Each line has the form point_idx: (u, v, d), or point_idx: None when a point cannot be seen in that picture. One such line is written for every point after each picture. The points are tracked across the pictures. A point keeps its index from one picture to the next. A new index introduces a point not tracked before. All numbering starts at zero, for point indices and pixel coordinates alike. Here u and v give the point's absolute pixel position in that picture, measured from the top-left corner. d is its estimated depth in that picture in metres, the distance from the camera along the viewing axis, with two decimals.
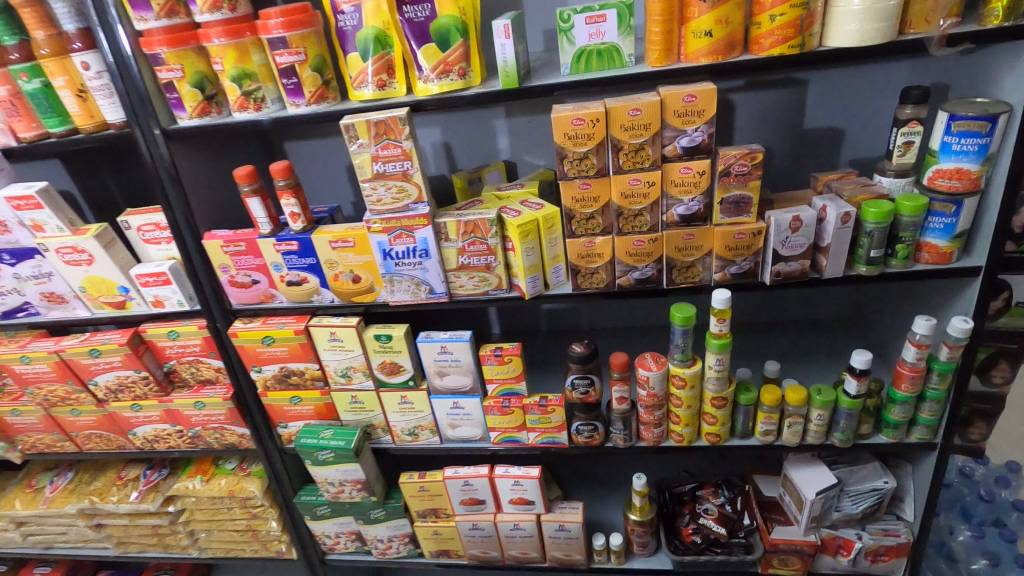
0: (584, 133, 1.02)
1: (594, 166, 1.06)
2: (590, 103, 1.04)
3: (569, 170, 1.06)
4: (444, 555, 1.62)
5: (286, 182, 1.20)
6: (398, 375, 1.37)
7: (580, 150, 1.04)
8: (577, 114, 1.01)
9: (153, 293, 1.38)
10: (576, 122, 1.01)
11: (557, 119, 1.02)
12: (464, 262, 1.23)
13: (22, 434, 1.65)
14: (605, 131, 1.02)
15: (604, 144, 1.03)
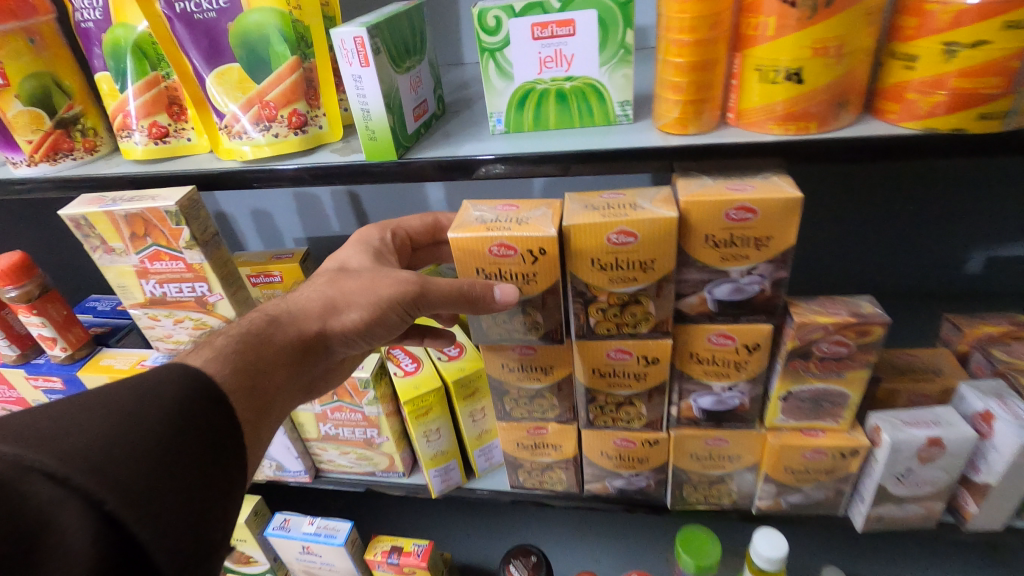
0: (515, 271, 0.50)
1: (539, 326, 0.54)
2: (532, 208, 0.52)
3: (488, 329, 0.55)
4: None
5: (18, 292, 0.68)
6: (248, 565, 0.88)
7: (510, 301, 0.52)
8: (498, 237, 0.48)
9: None
10: (496, 251, 0.49)
11: (456, 243, 0.49)
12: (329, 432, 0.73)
13: None
14: (557, 272, 0.50)
15: (558, 292, 0.51)
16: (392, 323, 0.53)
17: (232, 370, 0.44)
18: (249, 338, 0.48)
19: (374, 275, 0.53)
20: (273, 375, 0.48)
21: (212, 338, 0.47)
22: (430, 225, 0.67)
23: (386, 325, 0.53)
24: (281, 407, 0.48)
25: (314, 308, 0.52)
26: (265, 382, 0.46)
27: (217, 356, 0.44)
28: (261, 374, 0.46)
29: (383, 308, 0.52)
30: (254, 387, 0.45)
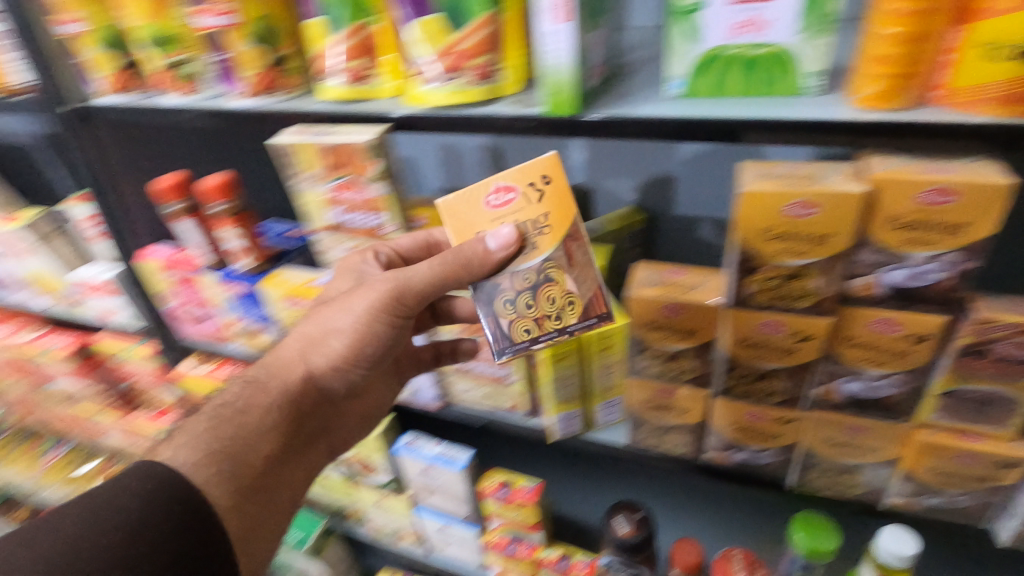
0: (534, 221, 0.59)
1: (567, 297, 0.60)
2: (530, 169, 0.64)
3: (516, 320, 0.60)
4: None
5: (225, 206, 0.80)
6: (373, 474, 0.99)
7: (529, 266, 0.59)
8: (495, 184, 0.59)
9: (98, 304, 1.09)
10: (498, 200, 0.60)
11: (462, 198, 0.60)
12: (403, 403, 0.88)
13: (11, 408, 1.50)
14: (564, 197, 0.59)
15: (575, 236, 0.60)
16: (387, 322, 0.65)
17: (202, 451, 0.58)
18: (226, 411, 0.62)
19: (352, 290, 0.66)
20: (251, 440, 0.61)
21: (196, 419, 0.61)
22: (420, 241, 0.69)
23: (370, 342, 0.66)
24: (269, 462, 0.62)
25: (294, 358, 0.67)
26: (242, 451, 0.60)
27: (192, 439, 0.58)
28: (236, 443, 0.60)
29: (360, 326, 0.65)
30: (234, 456, 0.59)
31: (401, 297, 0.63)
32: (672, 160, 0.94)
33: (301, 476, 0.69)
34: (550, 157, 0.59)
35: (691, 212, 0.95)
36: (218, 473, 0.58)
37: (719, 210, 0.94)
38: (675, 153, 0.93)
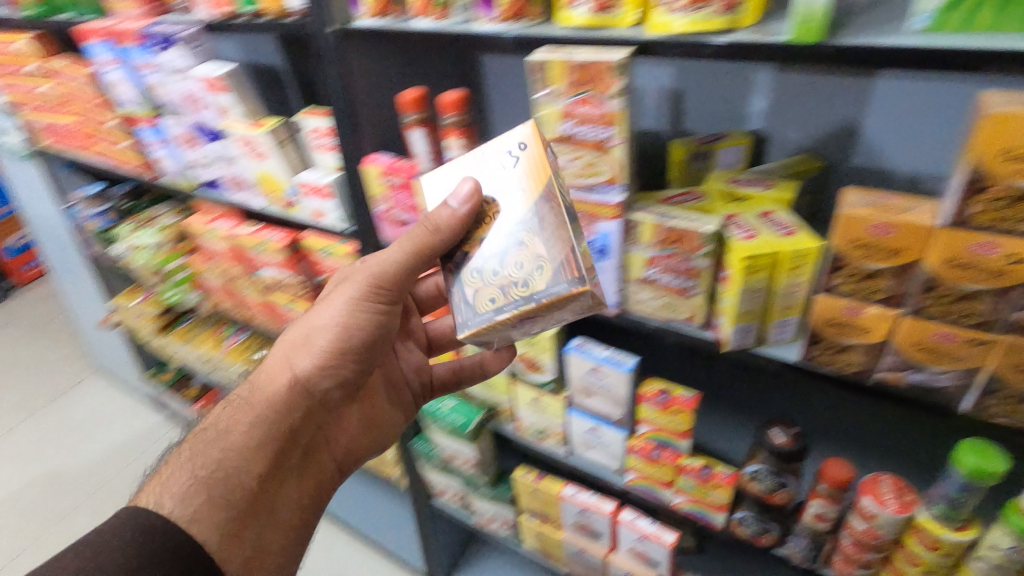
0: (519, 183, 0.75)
1: (536, 259, 0.71)
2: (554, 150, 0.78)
3: (485, 286, 0.75)
4: (542, 555, 1.47)
5: (455, 119, 0.94)
6: (536, 373, 1.13)
7: (499, 234, 0.75)
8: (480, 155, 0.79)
9: (314, 204, 1.29)
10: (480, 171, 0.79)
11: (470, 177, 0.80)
12: (406, 416, 1.12)
13: (212, 294, 1.78)
14: (537, 160, 0.74)
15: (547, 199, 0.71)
16: (367, 311, 0.90)
17: (195, 480, 0.74)
18: (219, 438, 0.79)
19: (332, 294, 0.92)
20: (240, 463, 0.78)
21: (192, 447, 0.78)
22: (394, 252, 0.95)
23: (347, 335, 0.90)
24: (259, 480, 0.79)
25: (281, 377, 0.86)
26: (231, 477, 0.76)
27: (188, 469, 0.75)
28: (225, 472, 0.76)
29: (338, 323, 0.89)
30: (225, 482, 0.76)
31: (379, 281, 0.88)
32: (867, 104, 0.96)
33: (295, 486, 0.86)
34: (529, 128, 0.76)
35: (872, 163, 0.98)
36: (208, 496, 0.73)
37: (906, 159, 0.95)
38: (872, 94, 0.95)
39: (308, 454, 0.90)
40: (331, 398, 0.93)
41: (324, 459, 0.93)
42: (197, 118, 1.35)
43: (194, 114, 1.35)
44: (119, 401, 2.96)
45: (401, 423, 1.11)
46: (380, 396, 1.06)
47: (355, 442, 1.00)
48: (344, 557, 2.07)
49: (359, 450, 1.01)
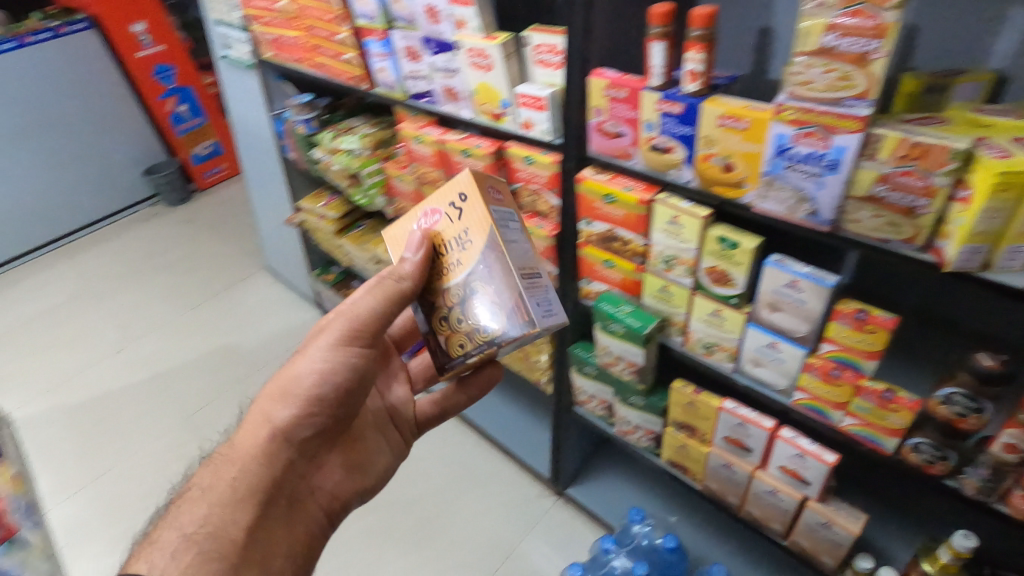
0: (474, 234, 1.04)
1: (493, 301, 1.01)
2: (497, 203, 1.09)
3: (455, 317, 1.05)
4: (678, 469, 1.59)
5: (701, 33, 1.04)
6: (723, 287, 1.22)
7: (459, 277, 1.04)
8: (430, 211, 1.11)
9: (526, 114, 1.42)
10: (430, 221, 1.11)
11: (428, 234, 1.09)
12: (390, 458, 1.28)
13: (399, 198, 2.01)
14: (478, 215, 1.04)
15: (497, 247, 1.01)
16: (337, 360, 1.07)
17: (193, 535, 0.92)
18: (212, 492, 0.97)
19: (310, 344, 1.09)
20: (230, 512, 0.96)
21: (190, 503, 0.96)
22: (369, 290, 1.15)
23: (318, 382, 1.06)
24: (249, 524, 0.97)
25: (260, 432, 1.04)
26: (223, 530, 0.94)
27: (184, 523, 0.93)
28: (218, 523, 0.94)
29: (315, 368, 1.06)
30: (218, 535, 0.93)
31: (361, 321, 1.08)
32: None
33: (282, 531, 1.02)
34: (467, 183, 1.07)
35: None
36: (200, 550, 0.91)
37: None
38: None
39: (295, 495, 1.07)
40: (309, 447, 1.10)
41: (309, 502, 1.10)
42: (432, 31, 1.55)
43: (429, 28, 1.55)
44: (281, 296, 3.38)
45: (385, 464, 1.26)
46: (363, 439, 1.23)
47: (339, 485, 1.17)
48: (474, 453, 2.31)
49: (345, 492, 1.17)
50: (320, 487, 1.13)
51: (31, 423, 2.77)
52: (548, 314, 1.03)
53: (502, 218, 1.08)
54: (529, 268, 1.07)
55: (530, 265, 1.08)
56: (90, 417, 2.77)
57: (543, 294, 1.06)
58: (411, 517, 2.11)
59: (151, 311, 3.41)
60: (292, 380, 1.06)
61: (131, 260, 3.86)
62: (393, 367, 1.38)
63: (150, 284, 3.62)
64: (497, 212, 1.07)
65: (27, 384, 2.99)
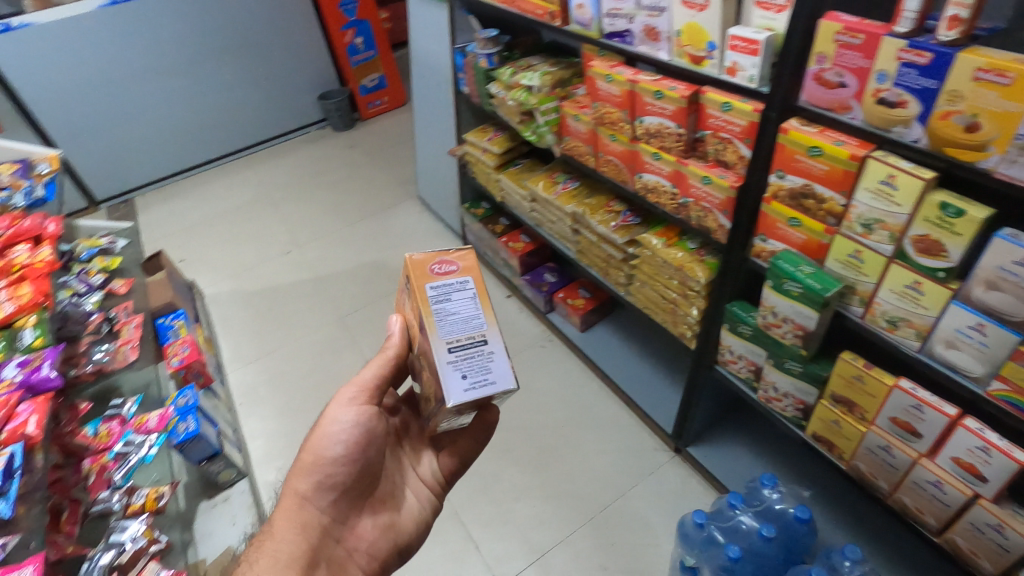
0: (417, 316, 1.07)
1: (430, 378, 1.03)
2: (438, 276, 1.05)
3: (421, 382, 1.10)
4: (822, 444, 1.54)
5: None
6: (930, 258, 1.15)
7: (417, 352, 1.09)
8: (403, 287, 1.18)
9: (734, 58, 1.37)
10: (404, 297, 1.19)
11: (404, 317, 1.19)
12: (424, 512, 1.29)
13: (571, 137, 2.07)
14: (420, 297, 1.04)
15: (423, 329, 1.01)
16: (349, 418, 1.16)
17: None
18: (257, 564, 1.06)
19: (326, 412, 1.18)
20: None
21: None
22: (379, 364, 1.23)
23: (330, 443, 1.15)
24: None
25: (292, 503, 1.14)
26: None
27: None
28: None
29: (329, 429, 1.15)
30: None
31: (364, 388, 1.19)
32: None
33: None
34: (413, 263, 1.07)
35: None
36: None
37: None
38: None
39: (332, 556, 1.13)
40: (337, 507, 1.17)
41: (348, 562, 1.15)
42: None
43: None
44: (427, 223, 3.59)
45: (420, 520, 1.28)
46: (394, 497, 1.26)
47: (376, 543, 1.20)
48: (596, 397, 2.37)
49: (381, 550, 1.20)
50: (358, 544, 1.18)
51: (217, 300, 3.24)
52: (481, 385, 0.98)
53: (440, 292, 1.04)
54: (467, 336, 1.01)
55: (473, 331, 1.02)
56: (262, 303, 3.18)
57: (486, 364, 1.00)
58: (531, 442, 2.24)
59: (314, 221, 3.79)
60: (309, 449, 1.16)
61: (301, 174, 4.28)
62: (415, 429, 1.33)
63: (316, 198, 4.00)
64: (434, 286, 1.05)
65: (215, 268, 3.49)
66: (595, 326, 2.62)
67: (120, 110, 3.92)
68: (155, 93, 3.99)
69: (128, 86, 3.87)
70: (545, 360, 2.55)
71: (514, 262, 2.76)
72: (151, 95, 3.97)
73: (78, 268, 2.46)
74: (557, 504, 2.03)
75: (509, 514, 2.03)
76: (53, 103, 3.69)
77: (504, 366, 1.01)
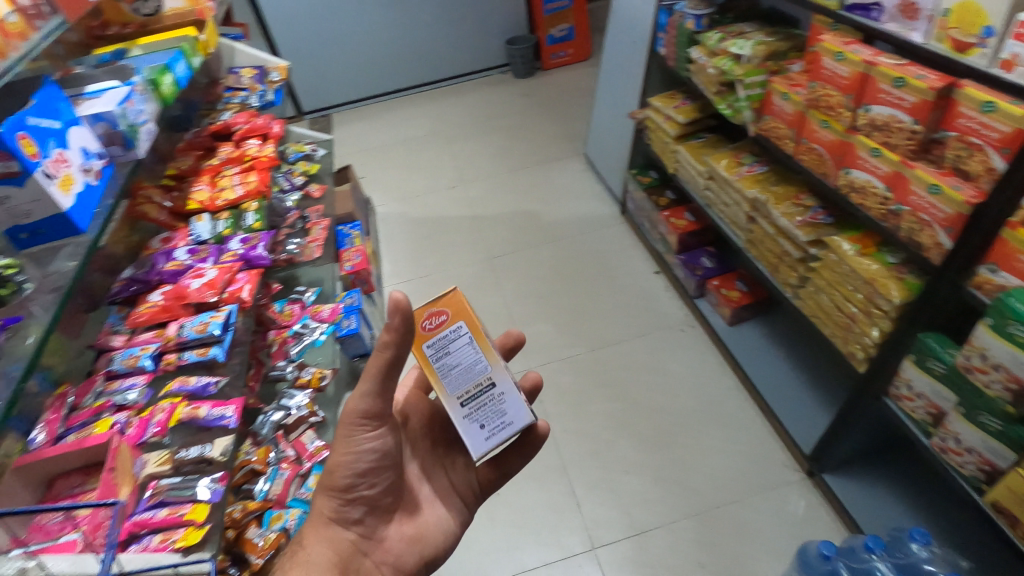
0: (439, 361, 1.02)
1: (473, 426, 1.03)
2: (431, 332, 0.99)
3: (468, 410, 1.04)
4: (1002, 517, 1.33)
5: None
6: None
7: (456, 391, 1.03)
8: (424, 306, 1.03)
9: (1015, 49, 1.14)
10: None
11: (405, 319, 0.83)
12: (454, 522, 1.14)
13: (772, 117, 1.90)
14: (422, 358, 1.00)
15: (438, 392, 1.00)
16: (371, 447, 0.95)
17: None
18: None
19: (342, 440, 0.95)
20: None
21: None
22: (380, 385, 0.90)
23: (347, 473, 0.96)
24: None
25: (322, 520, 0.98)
26: None
27: None
28: None
29: (346, 461, 0.95)
30: None
31: (369, 414, 0.93)
32: None
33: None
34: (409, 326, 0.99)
35: None
36: None
37: None
38: None
39: (361, 570, 0.98)
40: (363, 520, 1.01)
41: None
42: None
43: None
44: (589, 183, 3.55)
45: (447, 534, 1.12)
46: (421, 506, 1.11)
47: (403, 556, 1.04)
48: (730, 396, 2.25)
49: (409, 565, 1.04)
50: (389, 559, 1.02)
51: (386, 219, 3.54)
52: (503, 428, 1.01)
53: (437, 348, 0.99)
54: (480, 383, 1.01)
55: (479, 376, 1.01)
56: (423, 229, 3.42)
57: (500, 408, 1.02)
58: (652, 422, 2.20)
59: (481, 162, 3.93)
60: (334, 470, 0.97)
61: (476, 115, 4.43)
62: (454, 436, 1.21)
63: (486, 140, 4.14)
64: (431, 343, 0.99)
65: (388, 189, 3.79)
66: (744, 323, 2.46)
67: (335, 33, 4.32)
68: (366, 21, 4.32)
69: (345, 12, 4.23)
70: (683, 345, 2.46)
71: (672, 239, 2.65)
72: (362, 21, 4.31)
73: (285, 168, 2.82)
74: (667, 489, 2.00)
75: (617, 484, 2.04)
76: (286, 20, 4.17)
77: (517, 403, 1.03)
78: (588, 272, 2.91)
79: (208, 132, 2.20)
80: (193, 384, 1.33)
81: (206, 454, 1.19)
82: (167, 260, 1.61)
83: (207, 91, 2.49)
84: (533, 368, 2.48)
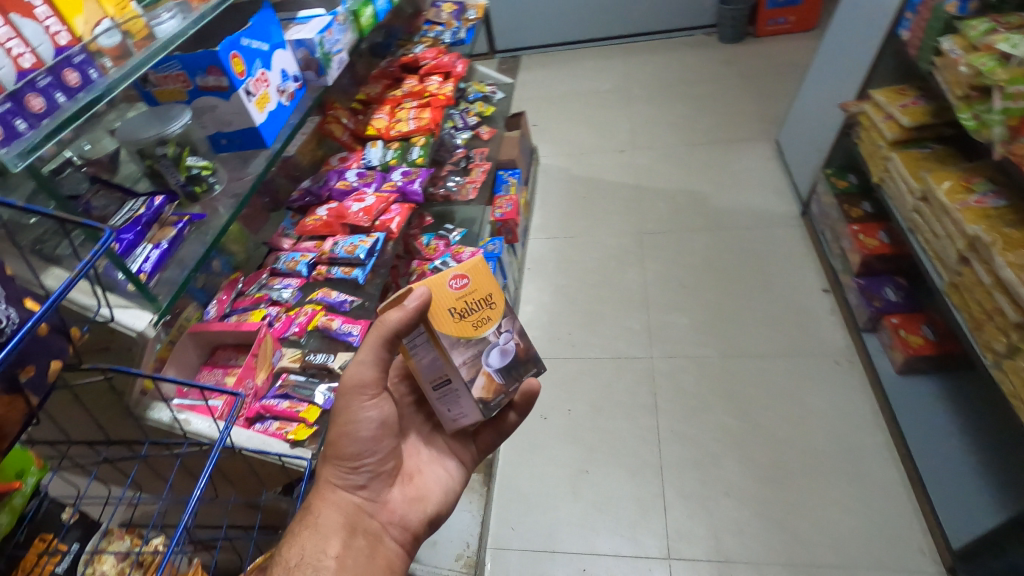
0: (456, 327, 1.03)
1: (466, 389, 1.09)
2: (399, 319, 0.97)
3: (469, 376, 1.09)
4: None
5: None
6: None
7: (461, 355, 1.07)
8: (452, 273, 0.99)
9: None
10: (455, 278, 0.99)
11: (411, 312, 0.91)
12: (455, 481, 1.17)
13: None
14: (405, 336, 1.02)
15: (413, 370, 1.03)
16: (371, 414, 0.99)
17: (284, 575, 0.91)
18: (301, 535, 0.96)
19: (343, 410, 1.00)
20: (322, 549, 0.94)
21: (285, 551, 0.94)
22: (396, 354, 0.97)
23: (352, 440, 1.00)
24: (339, 559, 0.94)
25: (330, 487, 1.01)
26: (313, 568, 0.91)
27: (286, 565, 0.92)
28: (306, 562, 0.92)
29: (350, 428, 0.99)
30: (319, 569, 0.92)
31: (369, 381, 0.98)
32: None
33: (364, 564, 0.96)
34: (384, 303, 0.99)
35: None
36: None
37: None
38: None
39: (369, 530, 1.01)
40: (369, 484, 1.04)
41: (384, 538, 1.03)
42: None
43: None
44: (773, 173, 3.18)
45: (449, 493, 1.15)
46: (419, 470, 1.14)
47: (407, 515, 1.08)
48: (874, 453, 1.95)
49: (413, 524, 1.08)
50: (394, 519, 1.06)
51: (548, 171, 3.54)
52: (460, 413, 1.04)
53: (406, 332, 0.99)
54: (437, 377, 1.00)
55: (436, 370, 1.00)
56: (580, 189, 3.36)
57: (456, 399, 1.02)
58: (770, 452, 2.00)
59: (658, 129, 3.70)
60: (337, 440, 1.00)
61: (666, 78, 4.15)
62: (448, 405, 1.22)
63: (670, 106, 3.87)
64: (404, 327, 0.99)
65: (558, 142, 3.76)
66: (918, 375, 2.08)
67: None
68: None
69: None
70: (832, 379, 2.17)
71: (853, 258, 2.29)
72: None
73: (463, 106, 2.95)
74: (766, 527, 1.83)
75: (712, 504, 1.91)
76: None
77: (469, 402, 1.01)
78: (743, 271, 2.65)
79: (399, 64, 2.34)
80: (333, 298, 1.47)
81: (328, 363, 1.31)
82: (339, 179, 1.78)
83: (409, 22, 2.64)
84: (655, 358, 2.37)
